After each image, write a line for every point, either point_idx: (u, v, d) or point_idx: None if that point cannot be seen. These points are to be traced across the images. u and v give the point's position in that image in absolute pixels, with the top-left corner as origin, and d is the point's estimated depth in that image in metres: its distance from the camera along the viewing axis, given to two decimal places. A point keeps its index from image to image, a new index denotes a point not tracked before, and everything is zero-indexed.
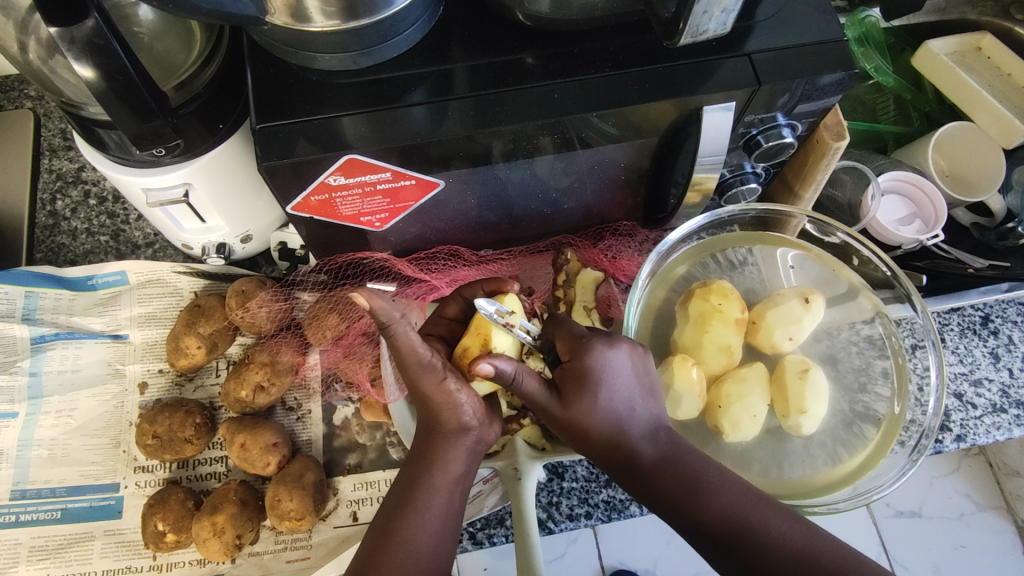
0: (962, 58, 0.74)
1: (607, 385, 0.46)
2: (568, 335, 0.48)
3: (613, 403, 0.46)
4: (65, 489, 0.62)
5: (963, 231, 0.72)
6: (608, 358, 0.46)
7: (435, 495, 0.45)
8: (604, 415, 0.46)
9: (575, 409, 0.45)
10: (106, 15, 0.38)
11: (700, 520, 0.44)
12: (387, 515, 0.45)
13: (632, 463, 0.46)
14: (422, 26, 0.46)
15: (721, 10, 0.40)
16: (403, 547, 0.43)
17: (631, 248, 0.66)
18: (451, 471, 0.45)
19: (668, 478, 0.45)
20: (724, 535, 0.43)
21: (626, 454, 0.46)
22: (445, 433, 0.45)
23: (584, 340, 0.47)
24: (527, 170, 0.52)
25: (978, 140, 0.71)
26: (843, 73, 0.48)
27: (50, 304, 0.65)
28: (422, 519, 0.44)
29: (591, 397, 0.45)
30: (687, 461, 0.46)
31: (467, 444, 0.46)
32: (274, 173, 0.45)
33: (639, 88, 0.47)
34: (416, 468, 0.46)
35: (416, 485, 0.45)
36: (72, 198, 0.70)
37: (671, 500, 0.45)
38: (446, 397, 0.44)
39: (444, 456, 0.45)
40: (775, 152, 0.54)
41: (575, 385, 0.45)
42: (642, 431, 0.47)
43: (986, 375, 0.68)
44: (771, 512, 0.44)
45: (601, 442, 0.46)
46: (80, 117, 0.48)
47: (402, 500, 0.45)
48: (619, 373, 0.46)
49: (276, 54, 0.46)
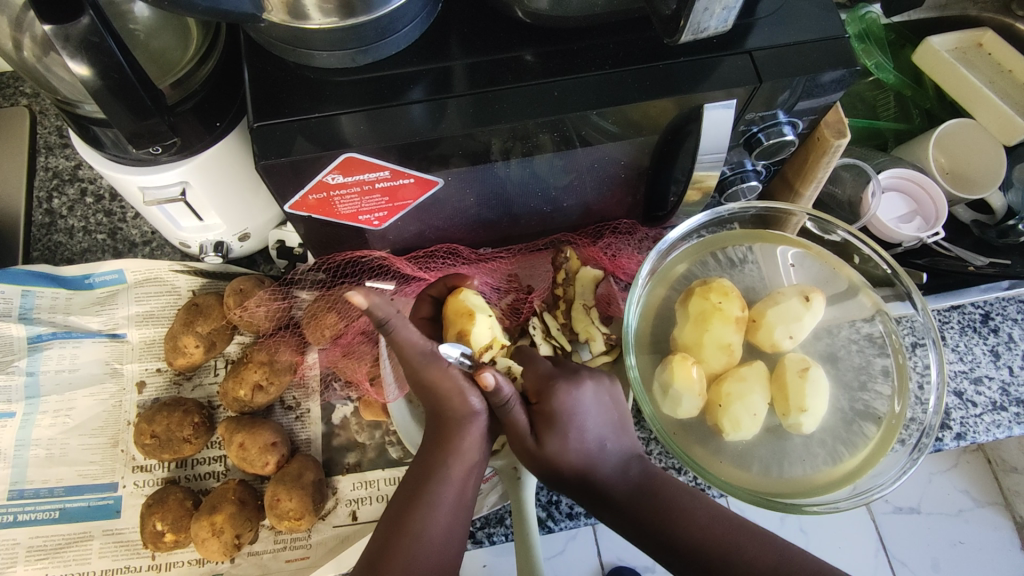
0: (962, 55, 0.73)
1: (577, 425, 0.47)
2: (536, 372, 0.49)
3: (585, 441, 0.47)
4: (63, 489, 0.62)
5: (963, 228, 0.72)
6: (575, 397, 0.47)
7: (448, 486, 0.45)
8: (576, 451, 0.47)
9: (549, 451, 0.46)
10: (102, 13, 0.38)
11: (675, 546, 0.45)
12: (399, 507, 0.44)
13: (603, 496, 0.47)
14: (420, 24, 0.46)
15: (722, 7, 0.40)
16: (415, 542, 0.43)
17: (631, 246, 0.66)
18: (466, 460, 0.45)
19: (641, 506, 0.47)
20: (700, 561, 0.44)
21: (596, 488, 0.47)
22: (456, 425, 0.45)
23: (551, 381, 0.48)
24: (526, 168, 0.52)
25: (978, 136, 0.71)
26: (844, 70, 0.48)
27: (47, 303, 0.64)
28: (436, 512, 0.44)
29: (562, 436, 0.46)
30: (657, 493, 0.47)
31: (478, 435, 0.46)
32: (271, 172, 0.45)
33: (639, 86, 0.47)
34: (429, 459, 0.45)
35: (428, 477, 0.45)
36: (69, 196, 0.69)
37: (646, 527, 0.46)
38: (452, 386, 0.44)
39: (456, 446, 0.45)
40: (775, 150, 0.53)
41: (548, 424, 0.46)
42: (614, 464, 0.48)
43: (986, 373, 0.67)
44: (745, 539, 0.45)
45: (573, 476, 0.47)
46: (75, 115, 0.47)
47: (414, 494, 0.45)
48: (588, 410, 0.48)
49: (273, 51, 0.46)
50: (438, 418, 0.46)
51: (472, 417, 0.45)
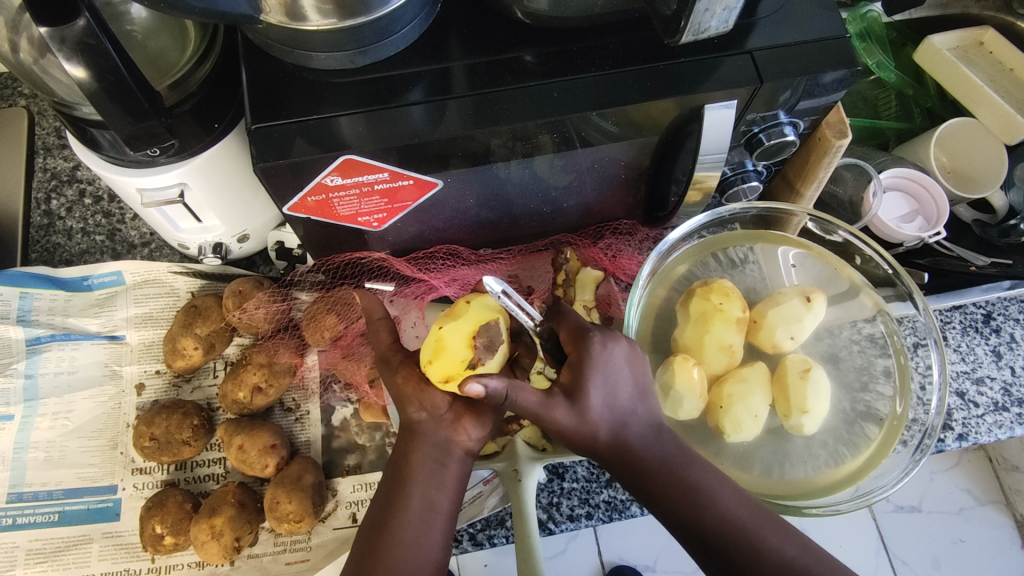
0: (964, 54, 0.73)
1: (610, 380, 0.44)
2: (572, 327, 0.45)
3: (618, 400, 0.44)
4: (62, 492, 0.62)
5: (964, 227, 0.72)
6: (608, 355, 0.44)
7: (415, 493, 0.45)
8: (609, 418, 0.44)
9: (583, 406, 0.43)
10: (98, 15, 0.38)
11: (702, 528, 0.44)
12: (377, 514, 0.46)
13: (639, 468, 0.45)
14: (418, 25, 0.46)
15: (723, 8, 0.40)
16: (388, 549, 0.44)
17: (631, 246, 0.66)
18: (426, 467, 0.46)
19: (670, 480, 0.45)
20: (726, 546, 0.44)
21: (636, 462, 0.45)
22: (415, 431, 0.47)
23: (586, 333, 0.44)
24: (526, 169, 0.52)
25: (979, 135, 0.71)
26: (845, 70, 0.47)
27: (45, 305, 0.64)
28: (405, 519, 0.45)
29: (596, 397, 0.43)
30: (691, 471, 0.45)
31: (435, 439, 0.46)
32: (270, 174, 0.45)
33: (639, 87, 0.47)
34: (396, 468, 0.47)
35: (397, 485, 0.46)
36: (68, 197, 0.69)
37: (672, 504, 0.45)
38: (401, 393, 0.47)
39: (413, 453, 0.46)
40: (776, 151, 0.54)
41: (574, 387, 0.43)
42: (646, 430, 0.46)
43: (988, 373, 0.67)
44: (767, 526, 0.45)
45: (607, 444, 0.45)
46: (72, 117, 0.47)
47: (388, 501, 0.46)
48: (620, 371, 0.45)
49: (272, 53, 0.45)
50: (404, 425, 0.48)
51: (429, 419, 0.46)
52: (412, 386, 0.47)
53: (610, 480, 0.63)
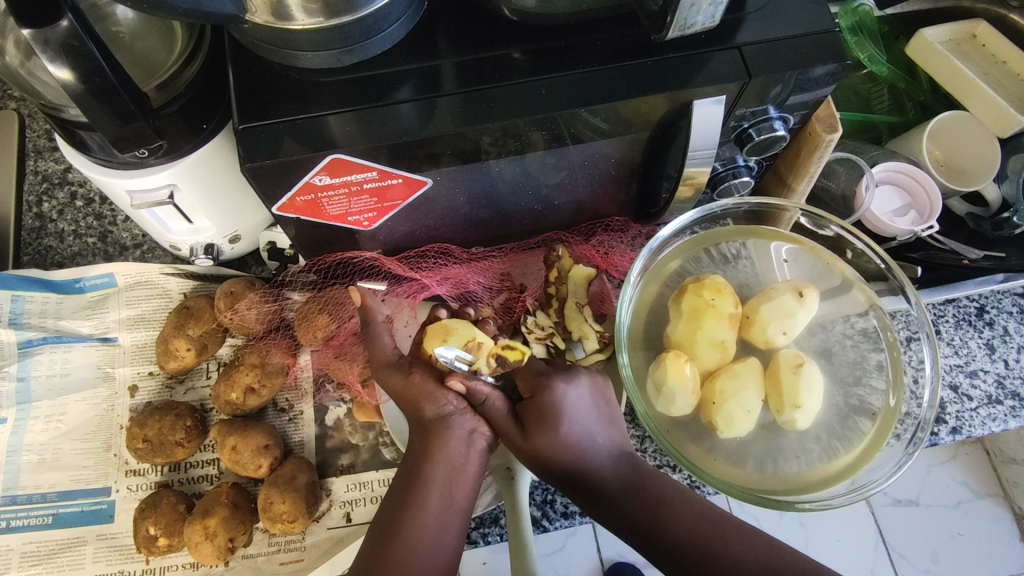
0: (957, 46, 0.73)
1: (569, 416, 0.48)
2: (529, 371, 0.50)
3: (576, 433, 0.48)
4: (55, 494, 0.62)
5: (957, 221, 0.72)
6: (566, 389, 0.49)
7: (431, 489, 0.47)
8: (572, 448, 0.48)
9: (538, 442, 0.48)
10: (83, 17, 0.38)
11: (665, 543, 0.45)
12: (390, 513, 0.46)
13: (597, 492, 0.48)
14: (406, 23, 0.46)
15: (709, 3, 0.40)
16: (408, 546, 0.45)
17: (624, 243, 0.66)
18: (446, 464, 0.47)
19: (631, 502, 0.47)
20: (692, 560, 0.44)
21: (593, 486, 0.48)
22: (433, 430, 0.48)
23: (543, 378, 0.50)
24: (518, 166, 0.52)
25: (972, 128, 0.71)
26: (835, 64, 0.47)
27: (37, 307, 0.64)
28: (422, 517, 0.46)
29: (552, 429, 0.48)
30: (652, 491, 0.48)
31: (460, 435, 0.48)
32: (259, 174, 0.45)
33: (628, 83, 0.46)
34: (413, 465, 0.48)
35: (415, 481, 0.47)
36: (59, 200, 0.69)
37: (634, 523, 0.47)
38: (418, 389, 0.49)
39: (436, 450, 0.47)
40: (767, 145, 0.53)
41: (538, 419, 0.48)
42: (607, 459, 0.49)
43: (981, 367, 0.67)
44: (733, 536, 0.45)
45: (567, 470, 0.48)
46: (60, 119, 0.47)
47: (402, 499, 0.47)
48: (576, 402, 0.49)
49: (258, 52, 0.45)
50: (419, 423, 0.49)
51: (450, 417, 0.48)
52: (430, 381, 0.49)
53: None
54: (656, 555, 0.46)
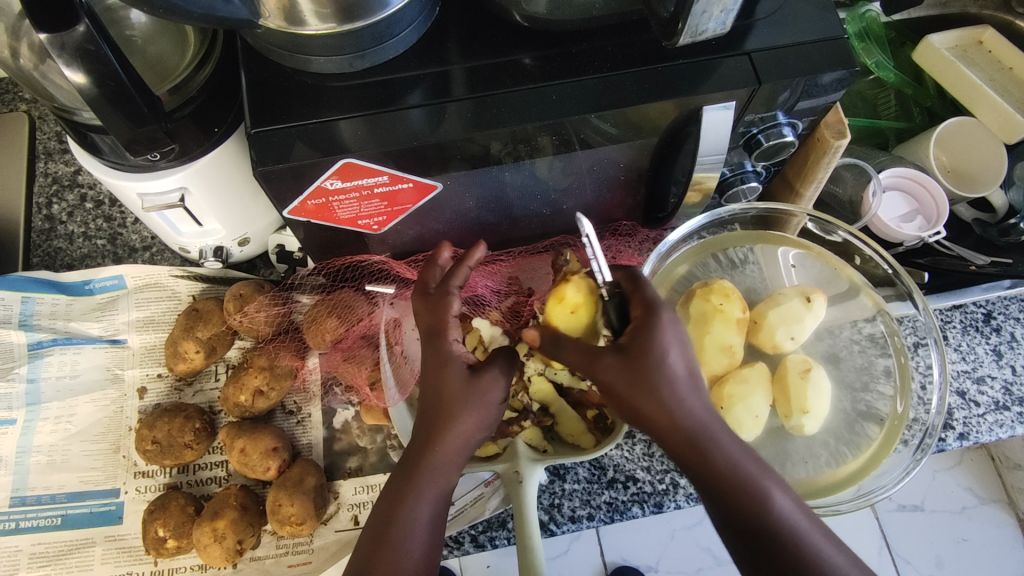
0: (963, 53, 0.73)
1: (682, 355, 0.41)
2: (644, 295, 0.43)
3: (688, 378, 0.41)
4: (64, 496, 0.62)
5: (964, 226, 0.72)
6: (678, 327, 0.42)
7: (421, 503, 0.44)
8: (675, 395, 0.40)
9: (651, 367, 0.40)
10: (98, 21, 0.38)
11: (760, 523, 0.40)
12: (380, 518, 0.44)
13: (691, 457, 0.41)
14: (418, 27, 0.46)
15: (720, 10, 0.40)
16: (393, 551, 0.42)
17: (632, 247, 0.66)
18: (443, 477, 0.44)
19: (730, 472, 0.40)
20: (779, 549, 0.39)
21: (694, 446, 0.40)
22: (447, 419, 0.44)
23: (658, 306, 0.42)
24: (527, 170, 0.52)
25: (979, 134, 0.71)
26: (843, 71, 0.47)
27: (47, 309, 0.65)
28: (413, 520, 0.43)
29: (664, 359, 0.40)
30: (749, 469, 0.40)
31: (466, 431, 0.44)
32: (271, 178, 0.45)
33: (638, 89, 0.47)
34: (410, 468, 0.44)
35: (407, 487, 0.44)
36: (68, 202, 0.70)
37: (729, 498, 0.40)
38: (450, 408, 0.44)
39: (438, 454, 0.44)
40: (774, 152, 0.54)
41: (644, 343, 0.41)
42: (717, 419, 0.41)
43: (989, 373, 0.67)
44: (821, 536, 0.40)
45: (666, 423, 0.40)
46: (73, 122, 0.47)
47: (392, 506, 0.44)
48: (676, 344, 0.41)
49: (270, 57, 0.46)
50: (435, 402, 0.44)
51: (469, 409, 0.44)
52: (475, 402, 0.44)
53: (612, 481, 0.62)
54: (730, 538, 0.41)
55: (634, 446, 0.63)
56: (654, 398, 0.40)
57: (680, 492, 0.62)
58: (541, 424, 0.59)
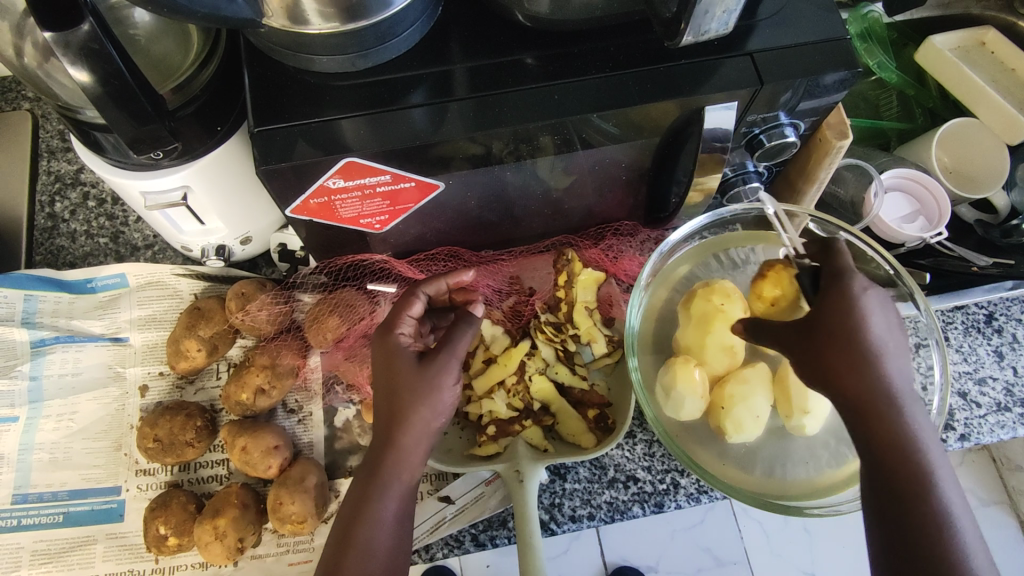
0: (965, 53, 0.73)
1: (872, 328, 0.40)
2: (838, 264, 0.42)
3: (882, 350, 0.40)
4: (67, 493, 0.62)
5: (966, 227, 0.72)
6: (874, 299, 0.41)
7: (386, 499, 0.45)
8: (868, 362, 0.39)
9: (843, 331, 0.40)
10: (102, 20, 0.38)
11: (919, 505, 0.38)
12: (348, 514, 0.45)
13: (869, 428, 0.40)
14: (421, 27, 0.46)
15: (723, 10, 0.40)
16: (361, 553, 0.44)
17: (633, 248, 0.66)
18: (405, 469, 0.45)
19: (901, 450, 0.39)
20: (931, 537, 0.38)
21: (877, 416, 0.39)
22: (403, 413, 0.44)
23: (851, 276, 0.41)
24: (529, 170, 0.52)
25: (981, 134, 0.71)
26: (846, 72, 0.47)
27: (50, 307, 0.65)
28: (378, 521, 0.44)
29: (857, 327, 0.40)
30: (926, 449, 0.39)
31: (424, 423, 0.45)
32: (273, 176, 0.45)
33: (641, 89, 0.47)
34: (373, 462, 0.45)
35: (371, 485, 0.45)
36: (71, 200, 0.70)
37: (898, 476, 0.39)
38: (405, 402, 0.44)
39: (397, 448, 0.45)
40: (776, 152, 0.54)
41: (840, 307, 0.40)
42: (911, 396, 0.40)
43: (990, 374, 0.67)
44: (974, 539, 0.38)
45: (854, 388, 0.39)
46: (76, 120, 0.48)
47: (358, 503, 0.45)
48: (877, 315, 0.40)
49: (273, 56, 0.46)
50: (389, 397, 0.45)
51: (421, 402, 0.44)
52: (425, 392, 0.44)
53: (612, 481, 0.62)
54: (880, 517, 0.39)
55: (634, 447, 0.63)
56: (847, 362, 0.40)
57: (680, 492, 0.62)
58: (541, 424, 0.59)
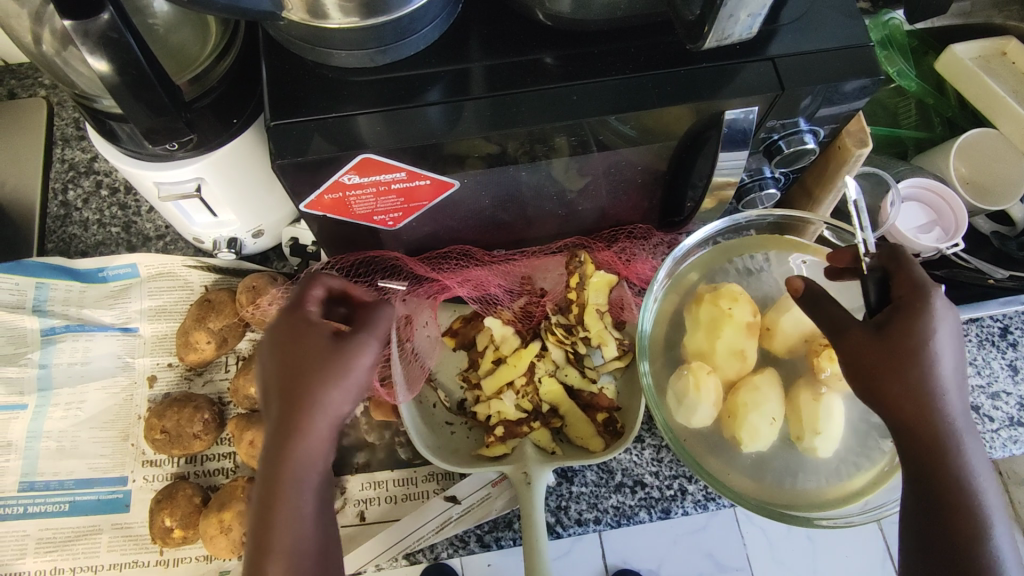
0: (986, 63, 0.72)
1: (938, 347, 0.40)
2: (911, 276, 0.41)
3: (943, 372, 0.40)
4: (73, 482, 0.62)
5: (983, 239, 0.71)
6: (946, 316, 0.40)
7: (303, 497, 0.39)
8: (926, 384, 0.39)
9: (905, 349, 0.39)
10: (122, 9, 0.38)
11: (959, 529, 0.39)
12: (257, 517, 0.39)
13: (924, 442, 0.40)
14: (440, 24, 0.46)
15: (748, 15, 0.39)
16: (282, 558, 0.38)
17: (645, 251, 0.65)
18: (315, 460, 0.39)
19: (950, 473, 0.39)
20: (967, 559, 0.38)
21: (935, 444, 0.39)
22: (313, 393, 0.40)
23: (926, 291, 0.40)
24: (543, 171, 0.52)
25: (1001, 147, 0.70)
26: (867, 79, 0.47)
27: (61, 295, 0.65)
28: (291, 522, 0.38)
29: (924, 344, 0.39)
30: (977, 472, 0.40)
31: (335, 402, 0.40)
32: (288, 171, 0.45)
33: (659, 92, 0.46)
34: (276, 453, 0.39)
35: (283, 479, 0.39)
36: (84, 188, 0.70)
37: (944, 499, 0.39)
38: (313, 377, 0.40)
39: (304, 432, 0.39)
40: (795, 158, 0.53)
41: (908, 322, 0.40)
42: (965, 420, 0.40)
43: (1004, 388, 0.66)
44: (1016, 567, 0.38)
45: (914, 401, 0.39)
46: (92, 109, 0.48)
47: (268, 505, 0.39)
48: (949, 339, 0.40)
49: (292, 49, 0.45)
50: (295, 374, 0.40)
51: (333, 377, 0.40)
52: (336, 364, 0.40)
53: (619, 485, 0.62)
54: (917, 549, 0.40)
55: (643, 451, 0.63)
56: (911, 389, 0.39)
57: (688, 498, 0.62)
58: (549, 426, 0.59)
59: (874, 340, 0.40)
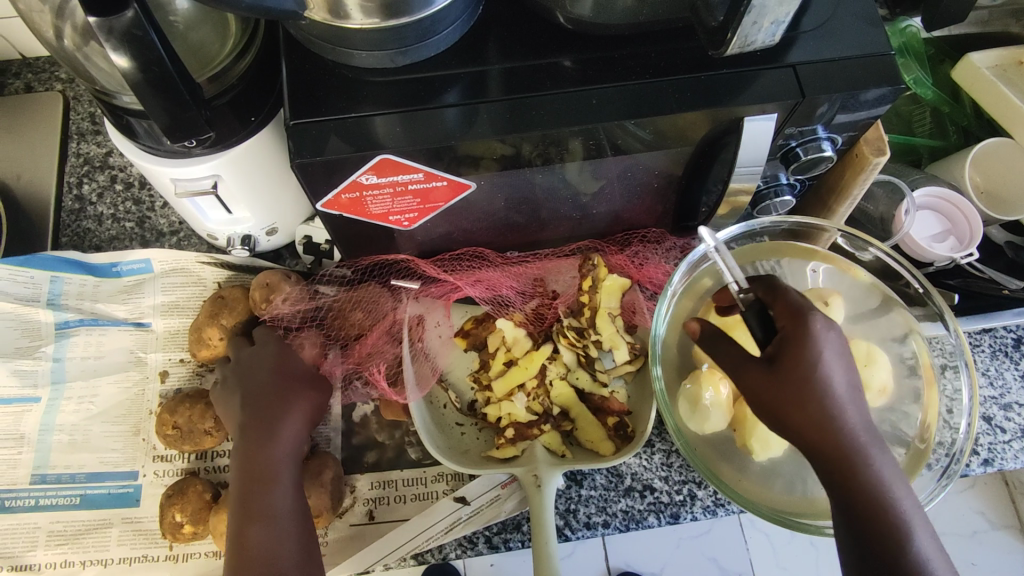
0: (1004, 72, 0.69)
1: (824, 369, 0.40)
2: (788, 301, 0.42)
3: (835, 393, 0.40)
4: (84, 475, 0.62)
5: (996, 249, 0.71)
6: (828, 336, 0.40)
7: (278, 473, 0.53)
8: (820, 410, 0.39)
9: (790, 380, 0.40)
10: (146, 7, 0.38)
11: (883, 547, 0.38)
12: (242, 495, 0.53)
13: (831, 465, 0.40)
14: (460, 26, 0.46)
15: (771, 21, 0.39)
16: (263, 519, 0.51)
17: (659, 255, 0.64)
18: (286, 445, 0.54)
19: (863, 494, 0.39)
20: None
21: (846, 464, 0.39)
22: (282, 397, 0.56)
23: (805, 313, 0.41)
24: (557, 174, 0.52)
25: (1017, 158, 0.69)
26: (888, 88, 0.47)
27: (75, 289, 0.65)
28: (274, 494, 0.53)
29: (809, 370, 0.40)
30: (892, 489, 0.39)
31: (299, 405, 0.56)
32: (306, 171, 0.45)
33: (677, 98, 0.46)
34: (252, 443, 0.54)
35: (261, 462, 0.53)
36: (99, 182, 0.70)
37: (868, 520, 0.39)
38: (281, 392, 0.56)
39: (274, 425, 0.55)
40: (810, 165, 0.53)
41: (791, 352, 0.40)
42: (871, 437, 0.40)
43: (1016, 400, 0.66)
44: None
45: (809, 426, 0.40)
46: (112, 105, 0.48)
47: (250, 485, 0.53)
48: (835, 355, 0.40)
49: (312, 49, 0.45)
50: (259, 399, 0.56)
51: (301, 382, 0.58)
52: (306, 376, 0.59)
53: (628, 489, 0.62)
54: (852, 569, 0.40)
55: (652, 456, 0.63)
56: (806, 415, 0.40)
57: (697, 504, 0.62)
58: (560, 429, 0.60)
59: (767, 375, 0.41)
